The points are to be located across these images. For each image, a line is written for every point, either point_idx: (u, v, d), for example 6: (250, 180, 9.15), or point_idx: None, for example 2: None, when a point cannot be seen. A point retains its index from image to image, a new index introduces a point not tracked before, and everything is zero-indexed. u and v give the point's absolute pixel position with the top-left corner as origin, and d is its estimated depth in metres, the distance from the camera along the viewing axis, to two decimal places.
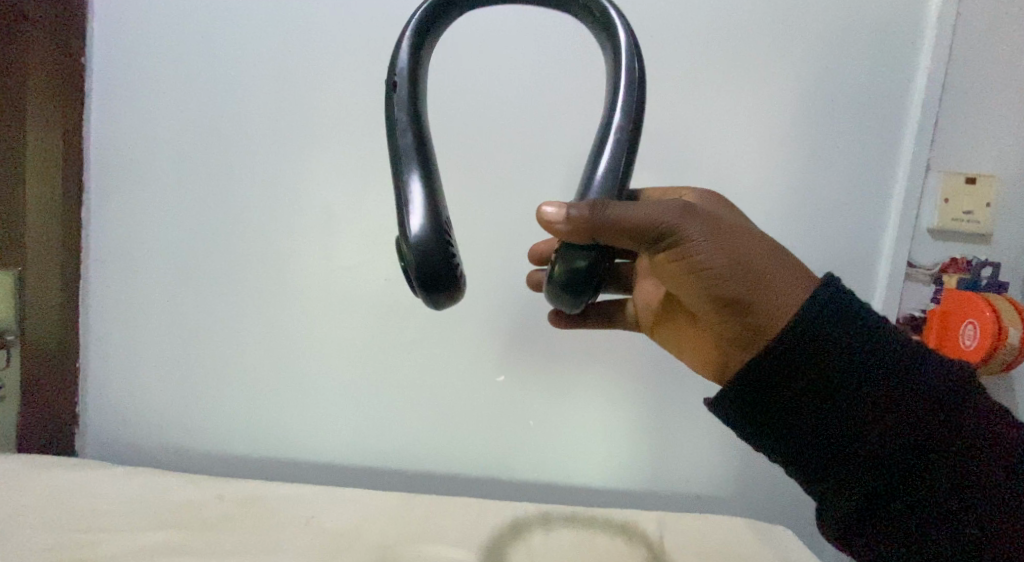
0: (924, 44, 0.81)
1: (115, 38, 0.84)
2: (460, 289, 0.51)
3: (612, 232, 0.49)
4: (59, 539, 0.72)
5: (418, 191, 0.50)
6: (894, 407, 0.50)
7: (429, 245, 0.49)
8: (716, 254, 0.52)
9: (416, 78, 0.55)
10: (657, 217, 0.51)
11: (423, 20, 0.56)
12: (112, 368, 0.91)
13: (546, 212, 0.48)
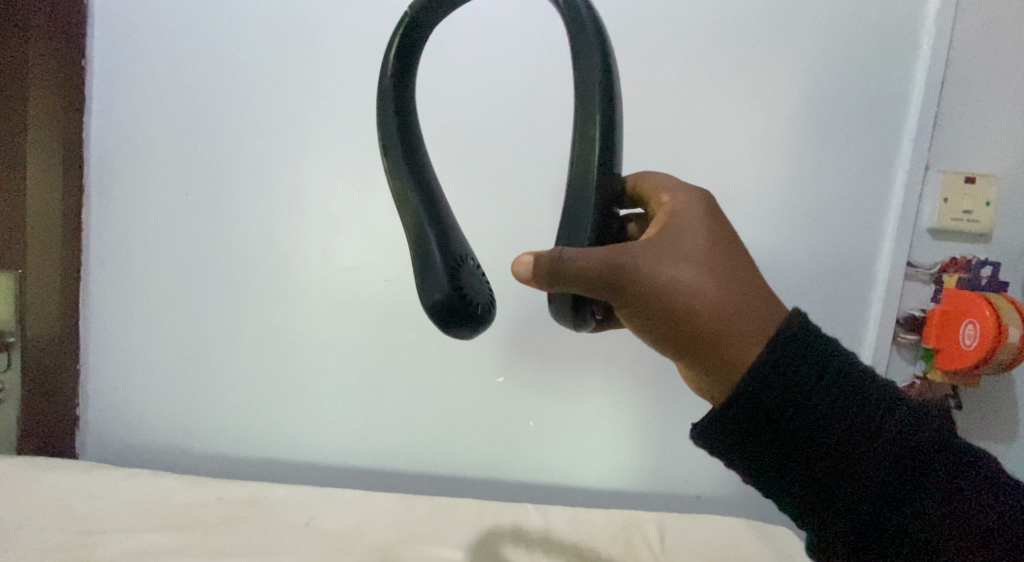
0: (924, 43, 0.81)
1: (115, 39, 0.84)
2: (485, 323, 0.51)
3: (572, 281, 0.48)
4: (59, 540, 0.72)
5: (430, 236, 0.51)
6: (879, 436, 0.47)
7: (448, 288, 0.49)
8: (686, 297, 0.49)
9: (405, 126, 0.55)
10: (620, 264, 0.48)
11: (396, 64, 0.55)
12: (111, 370, 0.91)
13: (517, 265, 0.48)
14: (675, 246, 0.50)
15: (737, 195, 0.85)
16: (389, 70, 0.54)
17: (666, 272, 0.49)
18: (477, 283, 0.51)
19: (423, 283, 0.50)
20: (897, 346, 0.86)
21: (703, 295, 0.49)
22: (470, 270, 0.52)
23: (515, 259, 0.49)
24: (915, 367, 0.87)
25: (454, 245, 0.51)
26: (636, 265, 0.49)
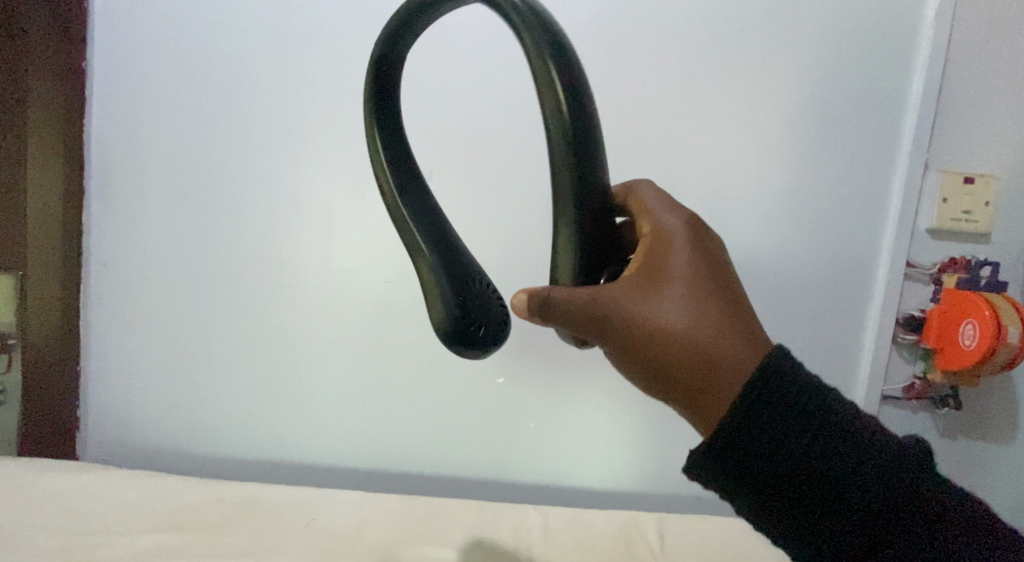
0: (922, 43, 0.81)
1: (115, 40, 0.84)
2: (499, 339, 0.52)
3: (557, 318, 0.50)
4: (59, 541, 0.72)
5: (433, 267, 0.52)
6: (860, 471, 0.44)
7: (455, 318, 0.50)
8: (664, 344, 0.48)
9: (395, 158, 0.54)
10: (597, 305, 0.49)
11: (372, 101, 0.54)
12: (112, 370, 0.91)
13: (514, 299, 0.52)
14: (663, 287, 0.49)
15: (737, 195, 0.85)
16: (368, 102, 0.54)
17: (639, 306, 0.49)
18: (487, 301, 0.52)
19: (434, 310, 0.52)
20: (896, 346, 0.86)
21: (677, 330, 0.48)
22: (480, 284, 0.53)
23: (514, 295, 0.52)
24: (915, 367, 0.87)
25: (458, 265, 0.52)
26: (612, 302, 0.49)
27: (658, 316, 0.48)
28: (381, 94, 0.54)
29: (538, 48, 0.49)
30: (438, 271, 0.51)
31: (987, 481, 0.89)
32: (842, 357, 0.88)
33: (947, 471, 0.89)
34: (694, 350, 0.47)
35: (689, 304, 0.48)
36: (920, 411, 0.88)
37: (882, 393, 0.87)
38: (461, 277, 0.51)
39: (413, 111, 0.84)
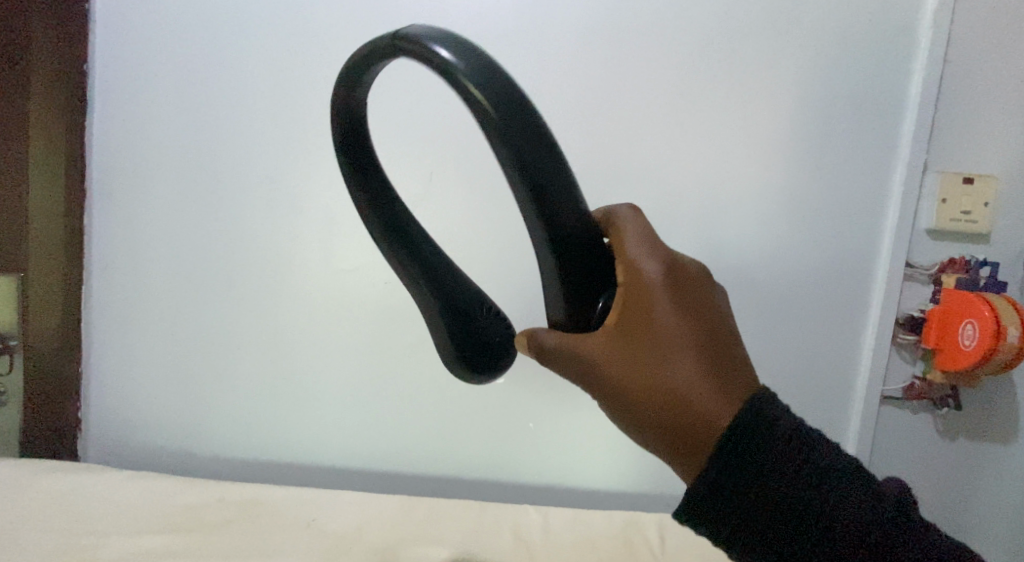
0: (921, 45, 0.82)
1: (116, 42, 0.84)
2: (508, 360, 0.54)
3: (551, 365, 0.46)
4: (62, 541, 0.72)
5: (435, 310, 0.52)
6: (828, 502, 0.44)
7: (466, 356, 0.52)
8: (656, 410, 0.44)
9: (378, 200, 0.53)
10: (587, 363, 0.45)
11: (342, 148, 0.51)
12: (113, 372, 0.91)
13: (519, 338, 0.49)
14: (653, 343, 0.45)
15: (736, 196, 0.85)
16: (339, 151, 0.51)
17: (627, 365, 0.45)
18: (491, 333, 0.52)
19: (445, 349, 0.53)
20: (896, 346, 0.86)
21: (660, 393, 0.44)
22: (480, 307, 0.53)
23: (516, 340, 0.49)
24: (915, 367, 0.87)
25: (457, 298, 0.52)
26: (601, 363, 0.45)
27: (644, 378, 0.44)
28: (351, 140, 0.51)
29: (485, 105, 0.40)
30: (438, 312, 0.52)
31: (987, 482, 0.90)
32: (842, 357, 0.88)
33: (946, 471, 0.89)
34: (687, 417, 0.44)
35: (674, 364, 0.45)
36: (920, 412, 0.88)
37: (882, 394, 0.87)
38: (461, 312, 0.51)
39: (413, 113, 0.84)
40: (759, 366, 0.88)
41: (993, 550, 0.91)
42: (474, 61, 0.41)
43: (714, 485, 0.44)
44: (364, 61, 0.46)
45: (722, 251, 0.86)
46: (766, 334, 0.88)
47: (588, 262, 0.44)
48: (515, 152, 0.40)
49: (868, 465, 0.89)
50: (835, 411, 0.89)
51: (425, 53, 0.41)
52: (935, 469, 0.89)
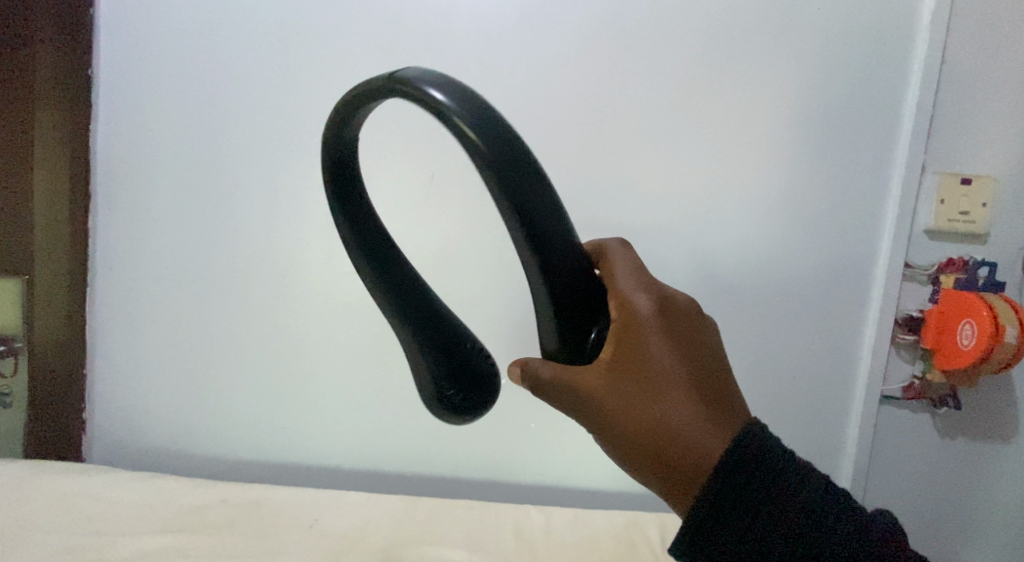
0: (918, 47, 0.82)
1: (121, 47, 0.85)
2: (489, 399, 0.55)
3: (544, 396, 0.49)
4: (68, 541, 0.73)
5: (414, 339, 0.53)
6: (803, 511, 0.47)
7: (441, 390, 0.52)
8: (645, 437, 0.47)
9: (363, 231, 0.54)
10: (581, 390, 0.47)
11: (333, 173, 0.52)
12: (116, 374, 0.92)
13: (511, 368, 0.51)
14: (645, 376, 0.48)
15: (736, 197, 0.85)
16: (330, 180, 0.53)
17: (617, 396, 0.47)
18: (469, 372, 0.53)
19: (421, 379, 0.54)
20: (895, 346, 0.87)
21: (647, 430, 0.47)
22: (464, 341, 0.53)
23: (510, 367, 0.52)
24: (914, 368, 0.87)
25: (438, 332, 0.52)
26: (597, 393, 0.47)
27: (631, 409, 0.47)
28: (339, 176, 0.52)
29: (474, 140, 0.42)
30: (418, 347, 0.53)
31: (987, 482, 0.90)
32: (841, 357, 0.88)
33: (946, 472, 0.90)
34: (674, 447, 0.47)
35: (660, 398, 0.48)
36: (920, 412, 0.88)
37: (881, 394, 0.87)
38: (440, 346, 0.52)
39: (414, 114, 0.84)
40: (759, 366, 0.89)
41: (995, 550, 0.92)
42: (463, 99, 0.43)
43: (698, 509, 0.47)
44: (356, 100, 0.47)
45: (721, 251, 0.87)
46: (766, 334, 0.88)
47: (581, 287, 0.46)
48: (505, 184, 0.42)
49: (868, 466, 0.90)
50: (834, 411, 0.89)
51: (416, 93, 0.43)
52: (936, 469, 0.90)
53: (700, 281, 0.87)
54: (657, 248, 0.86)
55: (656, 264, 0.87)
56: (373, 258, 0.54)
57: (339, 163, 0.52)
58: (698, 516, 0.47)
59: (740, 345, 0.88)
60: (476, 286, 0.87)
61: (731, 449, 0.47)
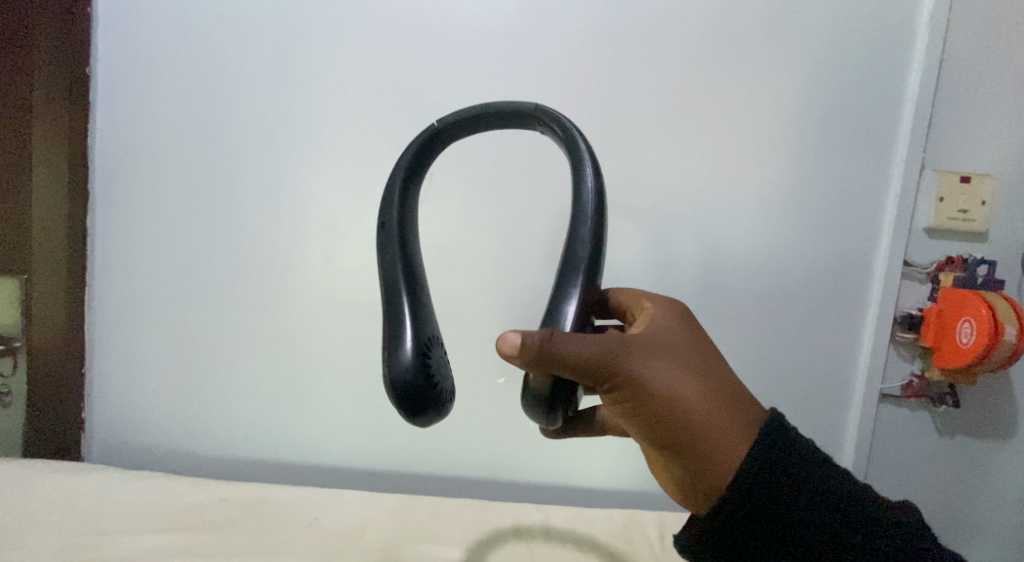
0: (916, 45, 0.82)
1: (120, 46, 0.85)
2: (442, 410, 0.55)
3: (563, 366, 0.54)
4: (69, 540, 0.73)
5: (408, 323, 0.55)
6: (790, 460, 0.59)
7: (414, 376, 0.53)
8: (661, 395, 0.58)
9: (406, 217, 0.60)
10: (607, 359, 0.56)
11: (412, 161, 0.61)
12: (115, 373, 0.92)
13: (508, 339, 0.54)
14: (660, 349, 0.59)
15: (736, 195, 0.85)
16: (405, 165, 0.61)
17: (635, 365, 0.57)
18: (442, 374, 0.55)
19: (390, 362, 0.54)
20: (894, 344, 0.87)
21: (663, 390, 0.58)
22: (438, 350, 0.57)
23: (503, 334, 0.54)
24: (913, 366, 0.87)
25: (425, 326, 0.56)
26: (622, 359, 0.57)
27: (645, 378, 0.58)
28: (420, 163, 0.61)
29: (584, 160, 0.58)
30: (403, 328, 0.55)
31: (987, 480, 0.90)
32: (841, 355, 0.88)
33: (947, 470, 0.90)
34: (683, 404, 0.58)
35: (668, 369, 0.59)
36: (919, 410, 0.88)
37: (881, 392, 0.87)
38: (424, 337, 0.55)
39: (413, 113, 0.84)
40: (760, 363, 0.88)
41: (995, 549, 0.92)
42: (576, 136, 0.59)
43: (704, 457, 0.59)
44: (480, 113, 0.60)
45: (722, 249, 0.86)
46: (766, 332, 0.88)
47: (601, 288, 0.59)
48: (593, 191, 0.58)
49: (868, 463, 0.90)
50: (834, 408, 0.89)
51: (549, 121, 0.59)
52: (936, 467, 0.90)
53: (701, 279, 0.87)
54: (658, 246, 0.86)
55: (656, 263, 0.87)
56: (400, 240, 0.59)
57: (421, 159, 0.61)
58: (701, 463, 0.59)
59: (740, 343, 0.88)
60: (475, 285, 0.87)
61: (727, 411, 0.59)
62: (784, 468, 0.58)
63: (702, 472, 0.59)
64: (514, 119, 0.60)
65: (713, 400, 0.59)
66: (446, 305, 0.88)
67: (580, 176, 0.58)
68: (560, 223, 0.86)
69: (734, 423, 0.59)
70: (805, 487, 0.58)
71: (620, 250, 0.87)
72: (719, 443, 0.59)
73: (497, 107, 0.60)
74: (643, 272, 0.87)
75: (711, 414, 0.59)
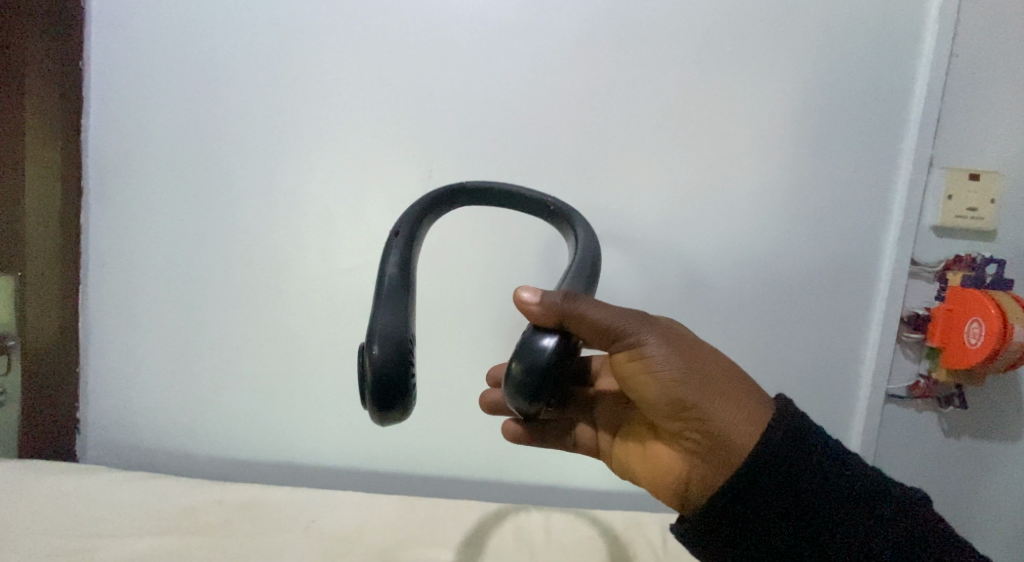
0: (925, 41, 0.81)
1: (113, 39, 0.84)
2: (408, 409, 0.53)
3: (578, 320, 0.55)
4: (63, 543, 0.73)
5: (394, 314, 0.53)
6: (810, 441, 0.58)
7: (389, 365, 0.51)
8: (672, 363, 0.58)
9: (416, 233, 0.60)
10: (621, 324, 0.57)
11: (437, 197, 0.62)
12: (109, 372, 0.90)
13: (523, 294, 0.55)
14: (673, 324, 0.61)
15: (741, 193, 0.84)
16: (436, 194, 0.62)
17: (648, 333, 0.58)
18: (415, 375, 0.54)
19: (369, 346, 0.52)
20: (901, 344, 0.86)
21: (678, 358, 0.58)
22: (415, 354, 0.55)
23: (518, 289, 0.56)
24: (920, 366, 0.86)
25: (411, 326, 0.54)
26: (635, 325, 0.58)
27: (655, 348, 0.58)
28: (431, 215, 0.62)
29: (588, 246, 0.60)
30: (392, 316, 0.53)
31: (993, 481, 0.89)
32: (846, 357, 0.87)
33: (951, 473, 0.89)
34: (697, 373, 0.58)
35: (681, 345, 0.59)
36: (926, 411, 0.87)
37: (886, 392, 0.86)
38: (408, 336, 0.53)
39: (412, 109, 0.83)
40: (763, 364, 0.87)
41: (1002, 552, 0.90)
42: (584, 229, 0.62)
43: (721, 428, 0.58)
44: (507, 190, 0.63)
45: (726, 249, 0.85)
46: (769, 333, 0.87)
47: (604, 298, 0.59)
48: (593, 265, 0.59)
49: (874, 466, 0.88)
50: (838, 410, 0.88)
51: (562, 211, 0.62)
52: (940, 470, 0.88)
53: (705, 279, 0.86)
54: (661, 245, 0.85)
55: (659, 262, 0.85)
56: (408, 247, 0.58)
57: (443, 202, 0.62)
58: (721, 433, 0.58)
59: (744, 344, 0.87)
60: (474, 285, 0.86)
61: (745, 388, 0.59)
62: (805, 449, 0.58)
63: (720, 442, 0.58)
64: (530, 202, 0.63)
65: (729, 373, 0.59)
66: (443, 306, 0.87)
67: (585, 252, 0.60)
68: None
69: (751, 403, 0.59)
70: (826, 466, 0.57)
71: (622, 249, 0.85)
72: (736, 416, 0.58)
73: (519, 192, 0.63)
74: (644, 271, 0.85)
75: (727, 387, 0.59)
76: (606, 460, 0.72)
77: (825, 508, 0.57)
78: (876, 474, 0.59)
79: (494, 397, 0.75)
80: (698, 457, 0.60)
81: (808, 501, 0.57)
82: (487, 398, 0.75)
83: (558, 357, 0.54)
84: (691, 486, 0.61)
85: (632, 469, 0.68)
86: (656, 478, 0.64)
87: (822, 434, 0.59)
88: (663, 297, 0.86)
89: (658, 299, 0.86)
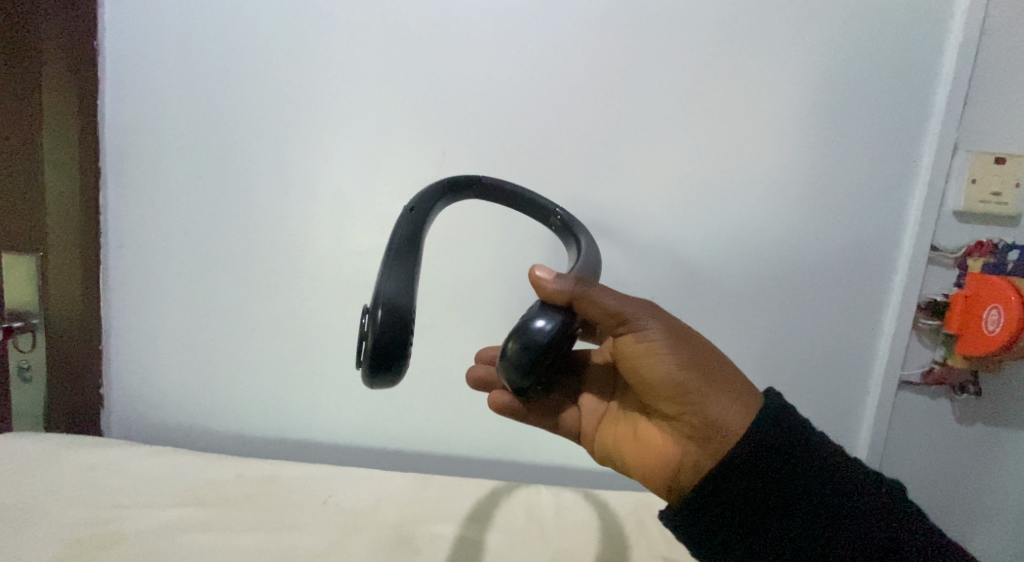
0: (955, 19, 0.78)
1: (126, 17, 0.83)
2: (398, 374, 0.52)
3: (588, 302, 0.58)
4: (91, 513, 0.76)
5: (397, 281, 0.53)
6: (802, 437, 0.59)
7: (386, 328, 0.51)
8: (675, 355, 0.59)
9: (430, 212, 0.60)
10: (629, 311, 0.59)
11: (453, 181, 0.63)
12: (131, 350, 0.92)
13: (537, 272, 0.58)
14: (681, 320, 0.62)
15: (758, 177, 0.82)
16: (456, 180, 0.63)
17: (655, 323, 0.60)
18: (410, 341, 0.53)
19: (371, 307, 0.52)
20: (918, 331, 0.85)
21: (683, 350, 0.60)
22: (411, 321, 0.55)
23: (534, 267, 0.59)
24: (935, 353, 0.85)
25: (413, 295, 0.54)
26: (644, 314, 0.59)
27: (661, 339, 0.59)
28: (443, 201, 0.62)
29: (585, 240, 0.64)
30: (397, 286, 0.53)
31: (1005, 468, 0.89)
32: (860, 341, 0.86)
33: (963, 459, 0.88)
34: (700, 367, 0.60)
35: (687, 340, 0.60)
36: (939, 398, 0.87)
37: (900, 379, 0.86)
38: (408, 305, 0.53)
39: (425, 90, 0.82)
40: (776, 349, 0.87)
41: (1012, 538, 0.90)
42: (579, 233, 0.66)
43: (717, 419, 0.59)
44: (519, 194, 0.65)
45: (742, 234, 0.84)
46: (783, 317, 0.86)
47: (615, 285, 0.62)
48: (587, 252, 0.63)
49: (886, 451, 0.88)
50: (850, 395, 0.87)
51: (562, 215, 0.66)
52: (951, 457, 0.88)
53: (720, 263, 0.85)
54: (676, 228, 0.84)
55: (674, 246, 0.85)
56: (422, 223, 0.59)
57: (459, 189, 0.63)
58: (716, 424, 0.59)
59: (758, 327, 0.86)
60: (487, 268, 0.86)
61: (746, 387, 0.61)
62: (796, 445, 0.58)
63: (715, 434, 0.59)
64: (538, 204, 0.66)
65: (730, 372, 0.61)
66: (457, 289, 0.87)
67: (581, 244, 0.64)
68: (575, 205, 0.84)
69: (746, 398, 0.60)
70: (816, 463, 0.58)
71: (636, 233, 0.84)
72: (733, 410, 0.59)
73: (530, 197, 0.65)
74: (658, 254, 0.85)
75: (727, 384, 0.60)
76: (586, 447, 0.69)
77: (813, 504, 0.57)
78: (869, 476, 0.59)
79: (481, 371, 0.72)
80: (696, 444, 0.60)
81: (800, 490, 0.57)
82: (473, 373, 0.72)
83: (557, 340, 0.55)
84: (684, 474, 0.61)
85: (618, 453, 0.66)
86: (643, 464, 0.63)
87: (816, 432, 0.60)
88: (678, 281, 0.85)
89: (672, 284, 0.85)
